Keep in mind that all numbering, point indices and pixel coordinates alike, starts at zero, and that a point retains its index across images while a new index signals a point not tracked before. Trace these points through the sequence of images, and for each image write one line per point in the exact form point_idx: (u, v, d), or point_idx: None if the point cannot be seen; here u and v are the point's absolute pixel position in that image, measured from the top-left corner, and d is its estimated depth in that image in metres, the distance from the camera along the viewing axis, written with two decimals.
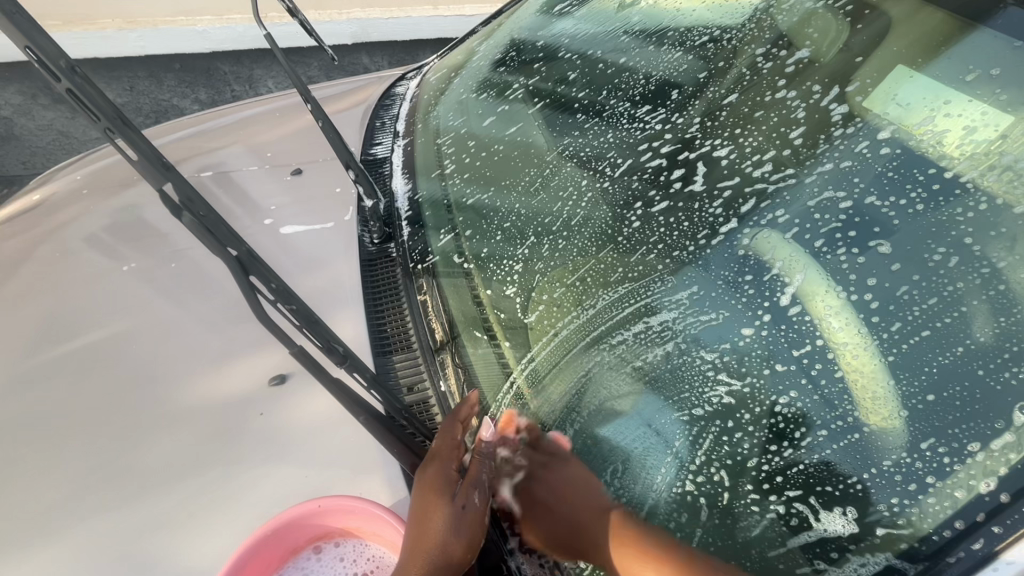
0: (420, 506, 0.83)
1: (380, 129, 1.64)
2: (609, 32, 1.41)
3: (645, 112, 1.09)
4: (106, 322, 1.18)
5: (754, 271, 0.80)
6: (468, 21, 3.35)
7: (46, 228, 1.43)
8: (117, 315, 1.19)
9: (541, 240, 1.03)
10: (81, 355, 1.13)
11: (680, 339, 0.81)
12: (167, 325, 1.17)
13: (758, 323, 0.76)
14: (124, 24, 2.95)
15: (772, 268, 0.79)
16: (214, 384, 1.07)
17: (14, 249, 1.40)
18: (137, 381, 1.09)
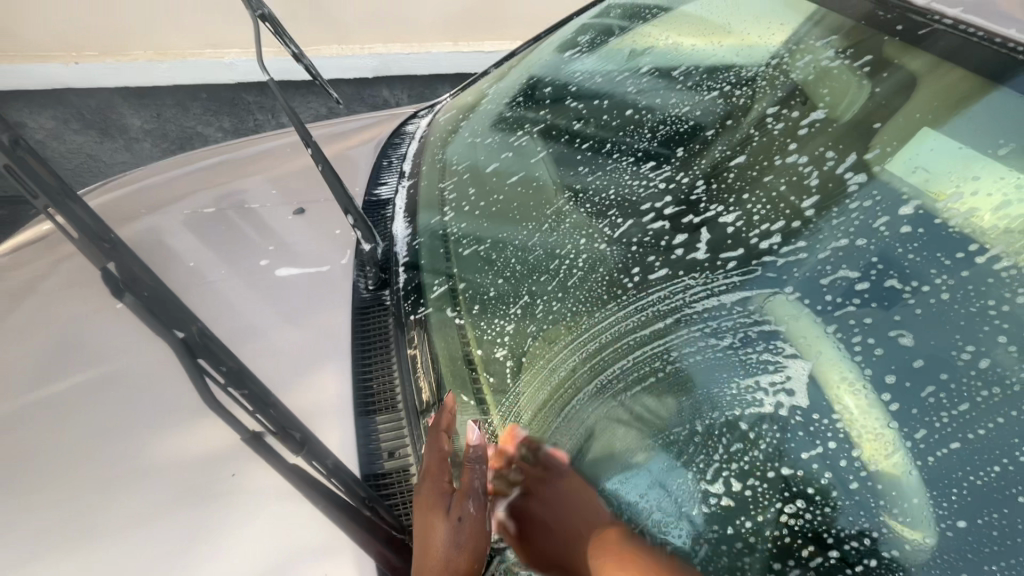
0: (422, 525, 0.82)
1: (386, 169, 1.63)
2: (619, 78, 1.38)
3: (650, 168, 1.04)
4: (93, 361, 1.16)
5: (700, 359, 0.78)
6: (488, 57, 3.39)
7: (50, 260, 1.44)
8: (104, 355, 1.17)
9: (535, 299, 0.98)
10: (64, 395, 1.11)
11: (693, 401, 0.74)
12: (154, 368, 1.14)
13: (764, 409, 0.69)
14: (156, 56, 3.07)
15: (784, 350, 0.72)
16: (194, 434, 1.03)
17: (16, 282, 1.40)
18: (117, 427, 1.06)
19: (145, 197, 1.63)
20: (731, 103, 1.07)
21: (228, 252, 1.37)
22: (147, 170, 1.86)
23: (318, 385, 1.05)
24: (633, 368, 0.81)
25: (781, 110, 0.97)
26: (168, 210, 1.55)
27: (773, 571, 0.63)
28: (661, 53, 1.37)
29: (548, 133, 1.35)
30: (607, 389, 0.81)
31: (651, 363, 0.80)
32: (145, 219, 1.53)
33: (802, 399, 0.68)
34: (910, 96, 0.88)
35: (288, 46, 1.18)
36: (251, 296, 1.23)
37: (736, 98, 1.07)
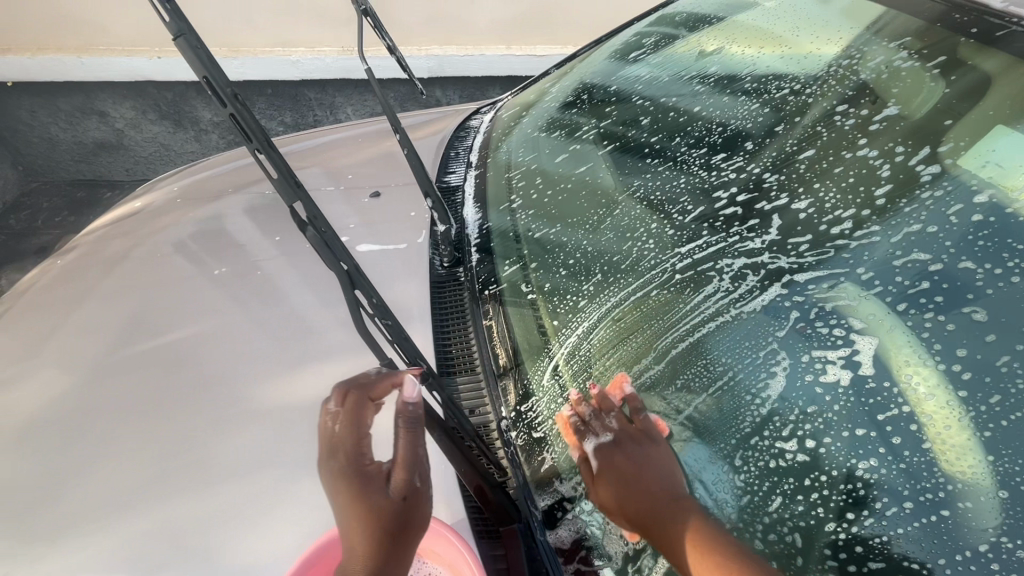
0: (348, 510, 0.77)
1: (454, 159, 1.73)
2: (684, 78, 1.44)
3: (721, 159, 1.09)
4: (196, 320, 1.30)
5: (660, 461, 0.84)
6: (539, 61, 3.47)
7: (152, 230, 1.60)
8: (206, 316, 1.30)
9: (608, 276, 1.05)
10: (172, 349, 1.25)
11: (727, 382, 0.82)
12: (248, 328, 1.26)
13: (836, 381, 0.73)
14: (229, 53, 3.26)
15: (853, 324, 0.76)
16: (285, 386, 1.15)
17: (122, 247, 1.56)
18: (219, 378, 1.18)
19: (232, 179, 1.78)
20: (801, 101, 1.12)
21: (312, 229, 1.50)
22: (229, 155, 2.03)
23: None
24: (642, 433, 0.87)
25: (849, 109, 1.02)
26: (255, 191, 1.69)
27: (845, 518, 0.68)
28: (726, 57, 1.43)
29: (614, 129, 1.42)
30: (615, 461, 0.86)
31: (732, 341, 0.85)
32: (234, 199, 1.68)
33: (867, 369, 0.72)
34: (983, 97, 0.92)
35: (384, 39, 1.29)
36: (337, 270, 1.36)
37: (805, 96, 1.12)
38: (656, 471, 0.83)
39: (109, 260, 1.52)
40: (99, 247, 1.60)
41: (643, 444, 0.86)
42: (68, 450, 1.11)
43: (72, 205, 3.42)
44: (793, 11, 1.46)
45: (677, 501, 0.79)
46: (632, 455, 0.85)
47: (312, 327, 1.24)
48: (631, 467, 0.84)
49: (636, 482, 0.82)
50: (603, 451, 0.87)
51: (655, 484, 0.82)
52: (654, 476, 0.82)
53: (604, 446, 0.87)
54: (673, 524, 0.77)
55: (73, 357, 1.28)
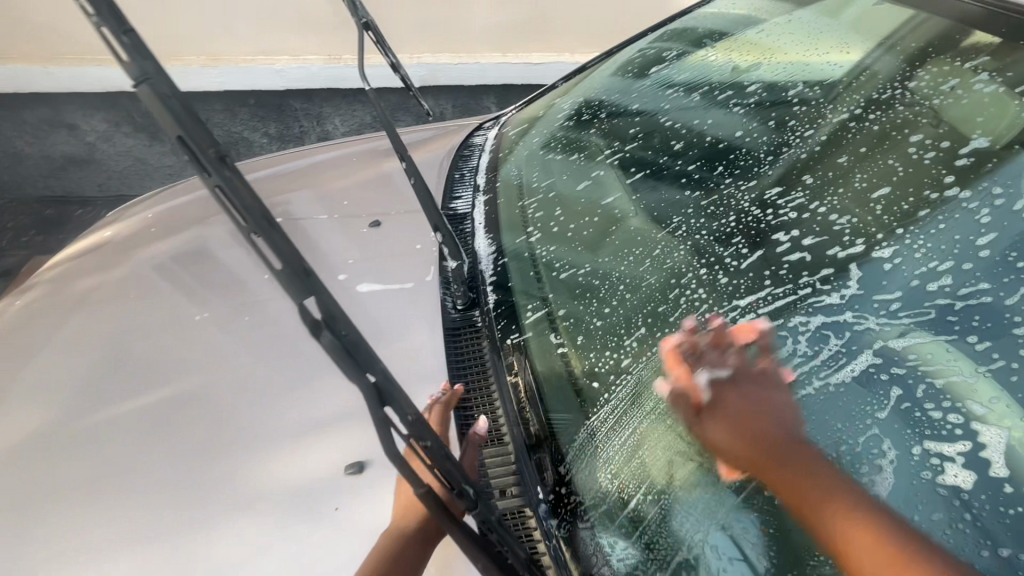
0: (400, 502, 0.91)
1: (459, 181, 1.58)
2: (717, 98, 1.29)
3: (775, 195, 0.97)
4: (172, 380, 1.13)
5: (780, 407, 0.73)
6: (535, 68, 3.34)
7: (123, 265, 1.42)
8: (184, 373, 1.14)
9: (655, 331, 0.92)
10: (145, 416, 1.07)
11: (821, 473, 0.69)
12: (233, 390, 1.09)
13: (960, 484, 0.62)
14: (208, 61, 3.08)
15: (971, 411, 0.65)
16: (283, 466, 0.98)
17: (87, 286, 1.38)
18: (201, 453, 1.01)
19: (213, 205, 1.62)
20: (863, 127, 0.98)
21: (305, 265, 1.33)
22: None
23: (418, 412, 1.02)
24: (763, 373, 0.76)
25: (923, 138, 0.90)
26: None
27: None
28: (763, 75, 1.28)
29: (641, 153, 1.28)
30: (732, 401, 0.75)
31: (823, 421, 0.71)
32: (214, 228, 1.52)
33: (999, 470, 0.61)
34: None
35: (387, 55, 1.16)
36: None
37: (868, 123, 0.98)
38: (775, 414, 0.73)
39: (71, 302, 1.34)
40: (59, 286, 1.40)
41: (763, 385, 0.75)
42: (27, 549, 0.94)
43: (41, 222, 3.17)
44: (827, 26, 1.34)
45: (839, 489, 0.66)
46: (749, 391, 0.75)
47: (310, 384, 1.09)
48: (742, 402, 0.75)
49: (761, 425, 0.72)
50: (719, 385, 0.76)
51: (771, 426, 0.72)
52: (766, 415, 0.72)
53: (717, 381, 0.77)
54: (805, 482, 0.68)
55: (27, 424, 1.09)
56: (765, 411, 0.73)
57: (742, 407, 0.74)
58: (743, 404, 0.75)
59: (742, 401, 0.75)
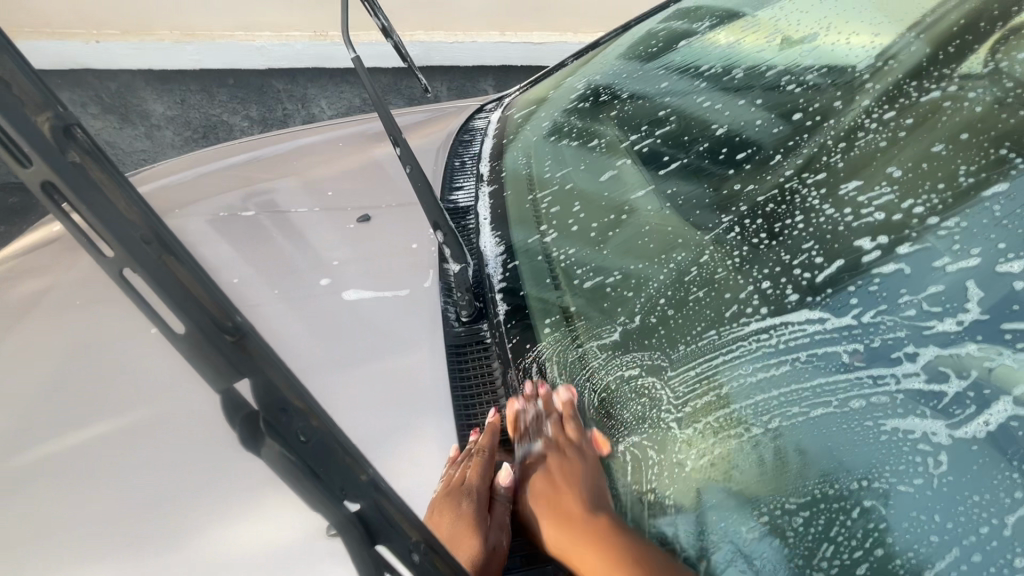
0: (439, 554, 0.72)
1: (460, 170, 1.40)
2: (765, 75, 1.08)
3: (853, 189, 0.79)
4: (98, 404, 0.88)
5: (585, 481, 0.76)
6: (536, 48, 3.13)
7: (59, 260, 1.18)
8: (115, 394, 0.89)
9: (708, 360, 0.74)
10: (61, 453, 0.83)
11: (956, 558, 0.53)
12: (175, 416, 0.85)
13: None
14: (182, 37, 2.85)
15: None
16: (240, 523, 0.76)
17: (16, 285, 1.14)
18: (133, 503, 0.78)
19: (176, 196, 1.41)
20: (959, 106, 0.81)
21: (281, 267, 1.14)
22: (176, 164, 1.64)
23: (416, 449, 0.83)
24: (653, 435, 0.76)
25: None
26: (209, 212, 1.32)
27: None
28: (823, 47, 1.07)
29: (674, 140, 1.08)
30: (556, 468, 0.81)
31: (952, 490, 0.55)
32: (177, 221, 1.31)
33: None
34: None
35: (377, 17, 1.01)
36: (315, 329, 1.00)
37: (964, 102, 0.81)
38: (583, 481, 0.77)
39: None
40: None
41: (575, 455, 0.79)
42: None
43: (3, 213, 2.89)
44: None
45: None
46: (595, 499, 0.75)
47: None
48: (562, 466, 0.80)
49: (563, 492, 0.78)
50: (545, 451, 0.84)
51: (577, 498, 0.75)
52: (571, 492, 0.76)
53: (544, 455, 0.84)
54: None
55: None
56: (569, 479, 0.78)
57: (559, 473, 0.79)
58: (559, 460, 0.80)
59: (559, 470, 0.81)
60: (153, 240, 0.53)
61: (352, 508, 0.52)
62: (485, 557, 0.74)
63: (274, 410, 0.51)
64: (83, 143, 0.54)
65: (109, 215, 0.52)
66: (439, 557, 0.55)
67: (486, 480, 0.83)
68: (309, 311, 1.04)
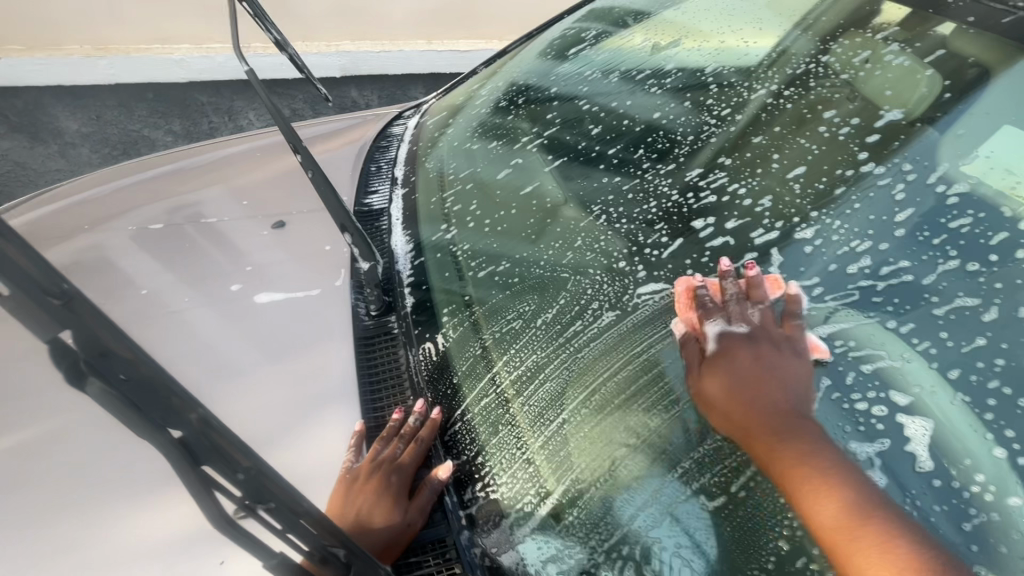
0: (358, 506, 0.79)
1: (375, 174, 1.46)
2: (637, 79, 1.23)
3: (696, 177, 0.92)
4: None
5: (798, 375, 0.69)
6: (463, 57, 3.22)
7: None
8: (9, 411, 0.88)
9: (579, 330, 0.84)
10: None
11: (758, 465, 0.65)
12: (76, 426, 0.86)
13: (875, 469, 0.60)
14: (94, 51, 2.76)
15: (892, 399, 0.63)
16: (146, 518, 0.78)
17: None
18: (38, 508, 0.79)
19: (87, 212, 1.39)
20: (778, 104, 0.96)
21: (196, 275, 1.16)
22: (88, 180, 1.61)
23: (328, 434, 0.89)
24: (787, 339, 0.72)
25: (837, 114, 0.88)
26: (122, 226, 1.32)
27: None
28: (682, 54, 1.22)
29: (562, 139, 1.20)
30: (742, 355, 0.75)
31: None
32: (88, 238, 1.30)
33: (925, 463, 0.59)
34: (982, 97, 0.81)
35: (270, 31, 1.05)
36: (229, 331, 1.04)
37: (783, 100, 0.96)
38: (789, 386, 0.69)
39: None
40: None
41: (780, 346, 0.72)
42: None
43: None
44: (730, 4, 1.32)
45: (783, 418, 0.68)
46: (766, 359, 0.73)
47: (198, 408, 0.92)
48: (756, 366, 0.74)
49: (761, 386, 0.71)
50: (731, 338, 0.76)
51: (778, 393, 0.70)
52: (779, 385, 0.70)
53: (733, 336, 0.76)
54: (785, 434, 0.66)
55: None
56: (774, 375, 0.71)
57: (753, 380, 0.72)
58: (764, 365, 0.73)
59: (750, 361, 0.74)
60: None
61: (176, 432, 0.54)
62: (403, 536, 0.76)
63: (99, 355, 0.52)
64: None
65: None
66: (271, 481, 0.58)
67: (420, 458, 0.83)
68: (221, 315, 1.07)
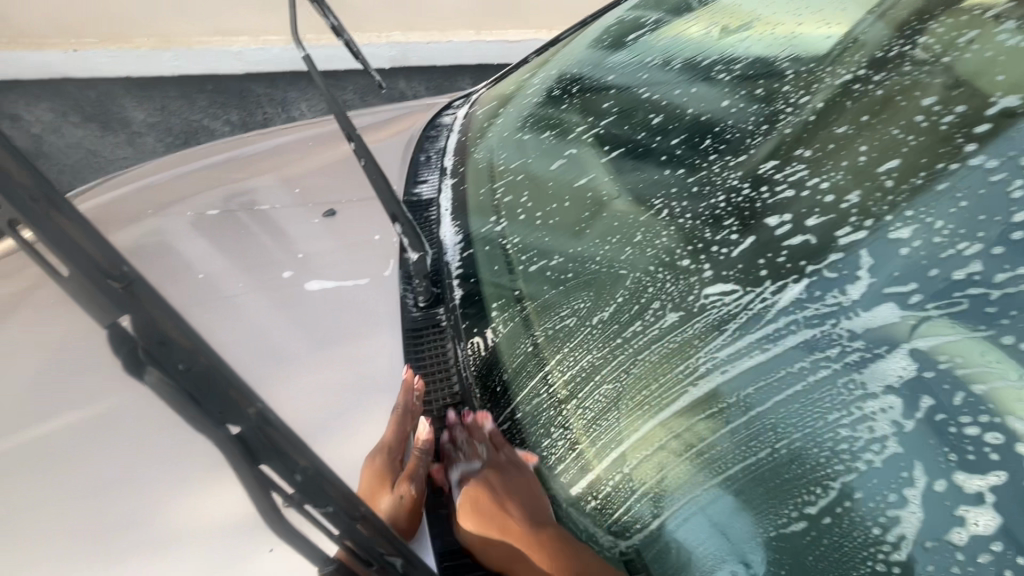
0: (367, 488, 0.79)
1: (424, 164, 1.44)
2: (702, 65, 1.15)
3: (771, 168, 0.85)
4: (55, 401, 0.89)
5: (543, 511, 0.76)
6: (512, 48, 3.18)
7: None
8: (72, 389, 0.90)
9: (638, 331, 0.79)
10: (21, 446, 0.85)
11: (847, 494, 0.59)
12: (134, 408, 0.87)
13: (988, 506, 0.54)
14: (159, 43, 2.87)
15: (1011, 426, 0.56)
16: (198, 500, 0.78)
17: None
18: (96, 483, 0.80)
19: (151, 197, 1.44)
20: (866, 90, 0.87)
21: (249, 261, 1.17)
22: (152, 167, 1.67)
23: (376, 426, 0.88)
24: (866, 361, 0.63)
25: (937, 101, 0.79)
26: (181, 211, 1.36)
27: None
28: (753, 37, 1.14)
29: (618, 129, 1.14)
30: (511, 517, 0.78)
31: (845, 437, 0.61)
32: (149, 221, 1.34)
33: None
34: None
35: (327, 17, 1.04)
36: (280, 317, 1.04)
37: (872, 86, 0.87)
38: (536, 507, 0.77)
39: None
40: None
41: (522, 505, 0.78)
42: None
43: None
44: None
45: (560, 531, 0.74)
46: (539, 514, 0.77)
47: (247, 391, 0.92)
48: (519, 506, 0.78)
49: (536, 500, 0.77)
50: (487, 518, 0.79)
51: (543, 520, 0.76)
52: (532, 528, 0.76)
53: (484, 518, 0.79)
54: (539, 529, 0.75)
55: None
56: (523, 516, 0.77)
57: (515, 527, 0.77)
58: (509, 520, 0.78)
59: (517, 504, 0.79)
60: (45, 202, 0.52)
61: (234, 428, 0.51)
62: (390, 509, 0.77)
63: (156, 342, 0.48)
64: None
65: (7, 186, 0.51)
66: (329, 482, 0.56)
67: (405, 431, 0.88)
68: (272, 301, 1.08)
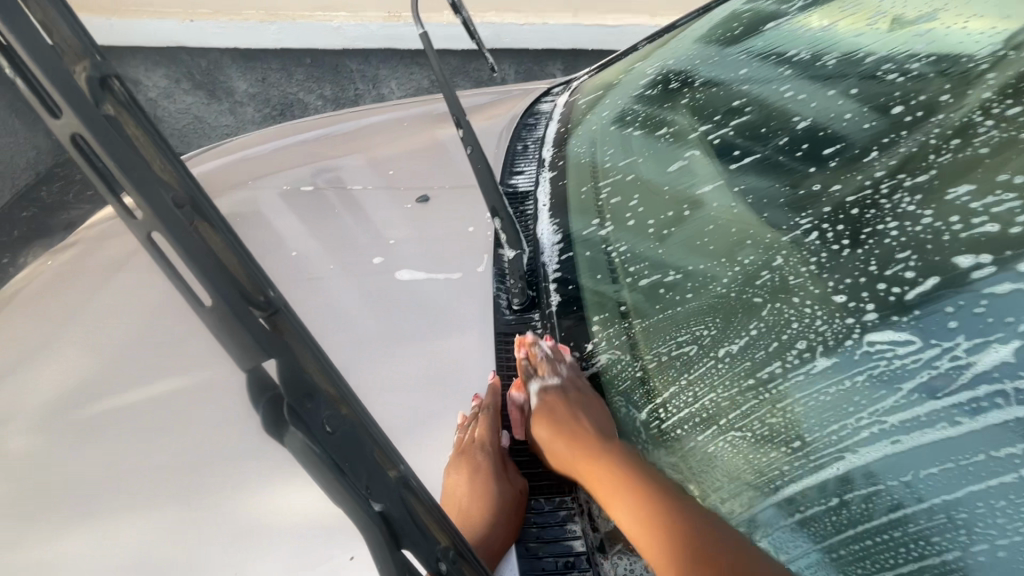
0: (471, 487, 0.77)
1: (521, 154, 1.36)
2: (863, 61, 0.98)
3: (965, 195, 0.70)
4: (157, 366, 0.92)
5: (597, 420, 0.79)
6: (609, 32, 3.00)
7: None
8: (176, 357, 0.93)
9: (777, 375, 0.68)
10: (126, 406, 0.87)
11: None
12: (233, 382, 0.88)
13: None
14: (266, 17, 2.96)
15: None
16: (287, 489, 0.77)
17: (103, 242, 1.22)
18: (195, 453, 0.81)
19: (252, 169, 1.46)
20: None
21: (341, 242, 1.15)
22: (250, 138, 1.70)
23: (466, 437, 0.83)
24: None
25: None
26: (279, 185, 1.37)
27: None
28: (937, 29, 0.96)
29: (751, 131, 0.99)
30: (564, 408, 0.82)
31: None
32: (249, 192, 1.36)
33: None
34: None
35: None
36: (369, 302, 1.01)
37: None
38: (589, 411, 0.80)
39: (78, 262, 1.17)
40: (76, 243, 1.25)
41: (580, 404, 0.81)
42: None
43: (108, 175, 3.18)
44: None
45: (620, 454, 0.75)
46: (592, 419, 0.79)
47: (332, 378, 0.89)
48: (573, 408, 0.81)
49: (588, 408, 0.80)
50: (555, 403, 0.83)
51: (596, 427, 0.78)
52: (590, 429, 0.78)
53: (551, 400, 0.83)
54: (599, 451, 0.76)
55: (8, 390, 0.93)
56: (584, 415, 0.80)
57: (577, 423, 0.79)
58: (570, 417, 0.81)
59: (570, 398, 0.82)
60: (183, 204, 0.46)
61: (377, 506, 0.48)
62: (499, 499, 0.77)
63: (299, 395, 0.46)
64: (114, 95, 0.47)
65: (144, 177, 0.44)
66: (467, 565, 0.53)
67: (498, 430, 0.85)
68: (361, 285, 1.04)
